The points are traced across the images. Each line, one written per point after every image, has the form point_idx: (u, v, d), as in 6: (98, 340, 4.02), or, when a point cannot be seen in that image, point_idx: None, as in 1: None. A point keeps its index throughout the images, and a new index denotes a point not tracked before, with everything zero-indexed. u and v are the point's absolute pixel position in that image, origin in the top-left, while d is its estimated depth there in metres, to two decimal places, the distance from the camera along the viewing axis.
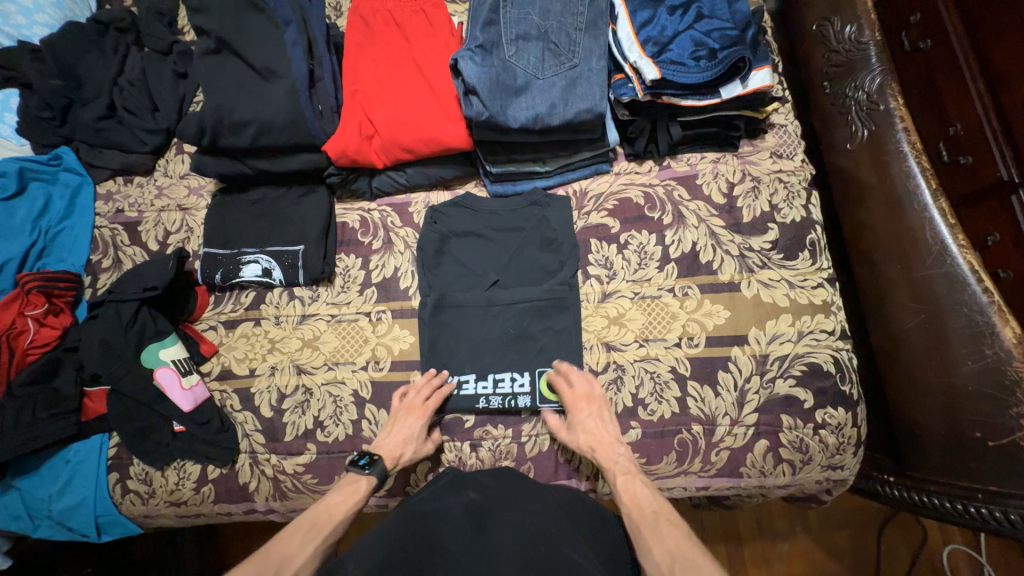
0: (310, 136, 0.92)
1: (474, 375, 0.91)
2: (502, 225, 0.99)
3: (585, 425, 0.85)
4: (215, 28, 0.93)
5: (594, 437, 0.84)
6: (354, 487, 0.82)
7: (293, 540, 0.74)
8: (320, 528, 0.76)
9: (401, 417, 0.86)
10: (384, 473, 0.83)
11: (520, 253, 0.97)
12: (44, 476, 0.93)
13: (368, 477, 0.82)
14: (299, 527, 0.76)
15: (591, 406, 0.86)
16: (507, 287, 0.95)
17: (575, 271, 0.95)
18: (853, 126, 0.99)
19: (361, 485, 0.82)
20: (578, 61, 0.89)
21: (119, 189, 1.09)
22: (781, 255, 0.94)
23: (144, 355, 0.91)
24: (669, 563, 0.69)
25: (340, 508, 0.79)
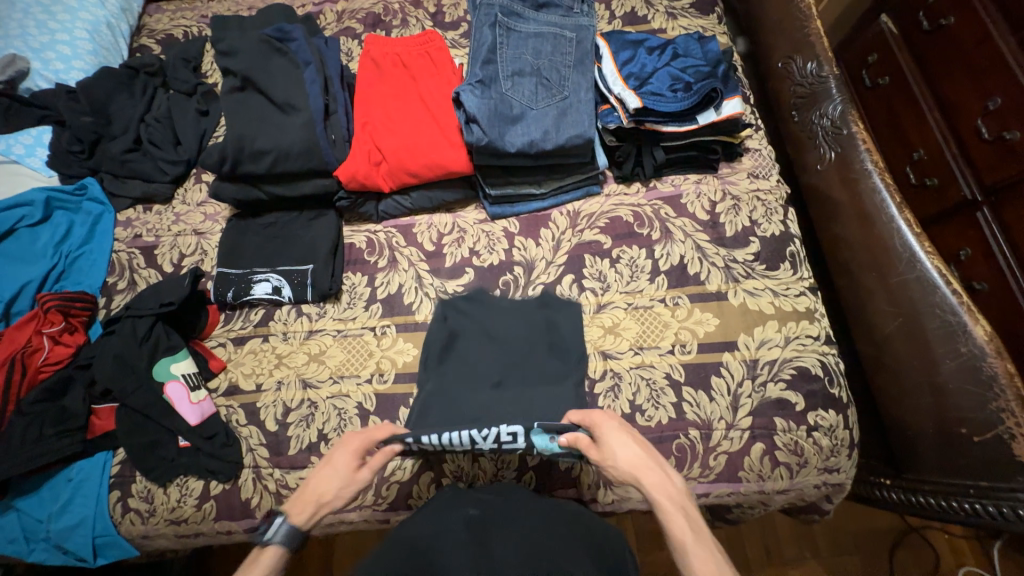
0: (323, 162, 1.00)
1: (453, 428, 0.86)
2: (512, 328, 0.99)
3: (618, 450, 0.74)
4: (241, 68, 1.03)
5: (630, 459, 0.73)
6: (261, 556, 0.69)
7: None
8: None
9: (335, 455, 0.80)
10: (295, 531, 0.71)
11: (527, 358, 0.96)
12: (45, 496, 0.92)
13: (276, 542, 0.70)
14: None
15: (615, 440, 0.75)
16: (509, 389, 0.93)
17: (582, 379, 0.94)
18: (821, 149, 1.08)
19: (263, 553, 0.70)
20: (568, 94, 0.99)
21: (139, 216, 1.15)
22: (763, 265, 1.00)
23: (156, 369, 0.94)
24: None
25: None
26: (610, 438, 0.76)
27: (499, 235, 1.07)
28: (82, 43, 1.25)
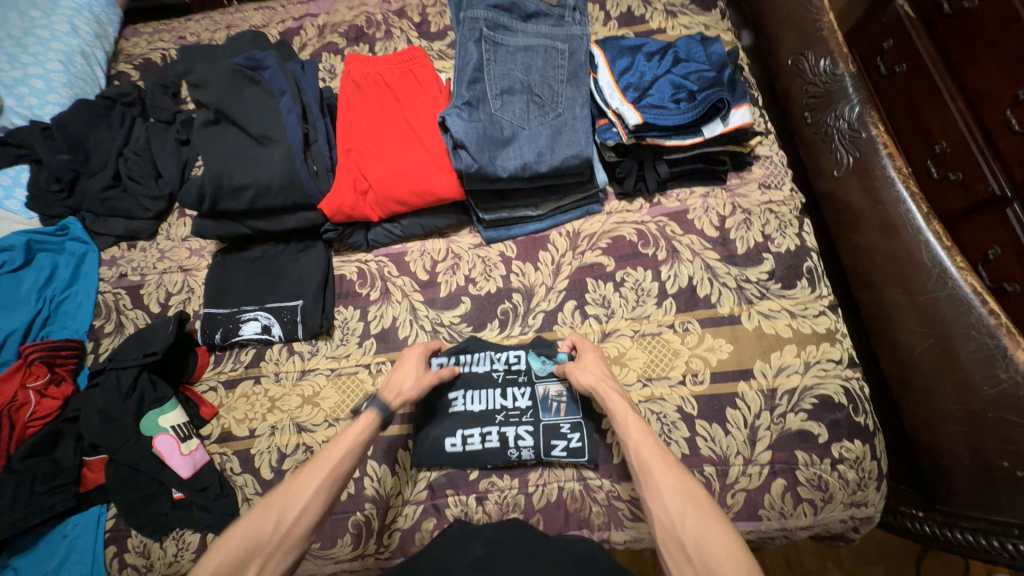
0: (306, 195, 0.95)
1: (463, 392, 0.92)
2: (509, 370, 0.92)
3: (591, 368, 0.84)
4: (215, 99, 0.97)
5: (599, 377, 0.82)
6: (354, 424, 0.77)
7: (302, 480, 0.70)
8: (325, 465, 0.72)
9: (405, 359, 0.88)
10: (386, 409, 0.80)
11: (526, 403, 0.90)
12: (40, 553, 0.90)
13: (370, 414, 0.79)
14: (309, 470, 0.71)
15: (586, 356, 0.87)
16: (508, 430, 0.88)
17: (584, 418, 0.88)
18: (837, 153, 1.01)
19: (362, 420, 0.78)
20: (561, 110, 0.92)
21: (123, 255, 1.12)
22: (778, 284, 0.93)
23: (143, 423, 0.90)
24: (680, 510, 0.64)
25: (343, 444, 0.74)
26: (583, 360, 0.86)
27: (495, 261, 1.02)
28: (56, 74, 1.20)
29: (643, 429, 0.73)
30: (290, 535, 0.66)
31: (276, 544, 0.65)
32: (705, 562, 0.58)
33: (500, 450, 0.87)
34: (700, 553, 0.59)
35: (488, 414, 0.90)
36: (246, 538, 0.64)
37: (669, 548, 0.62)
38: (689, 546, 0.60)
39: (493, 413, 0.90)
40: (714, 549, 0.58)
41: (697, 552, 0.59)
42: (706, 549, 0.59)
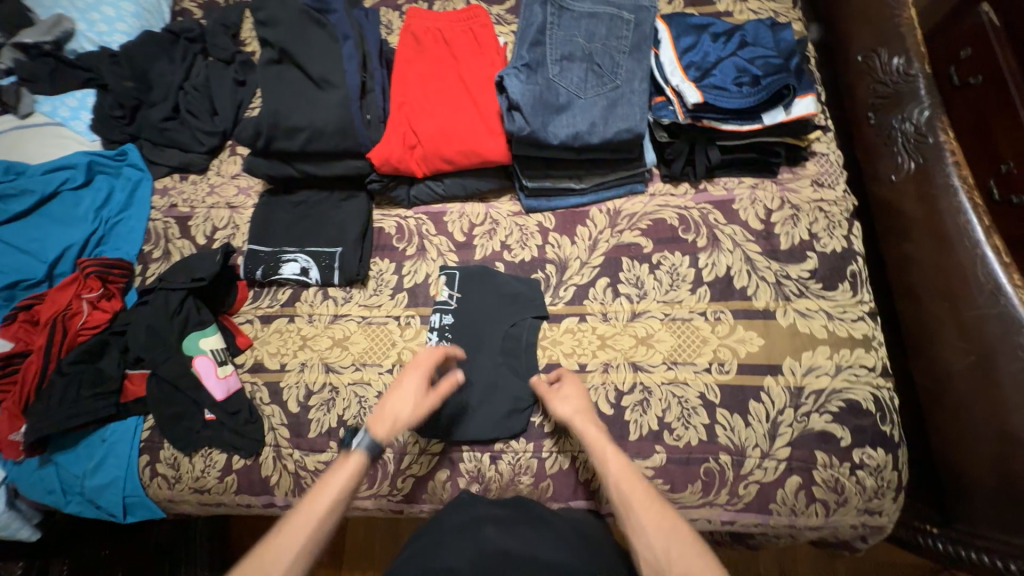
0: (357, 143, 0.96)
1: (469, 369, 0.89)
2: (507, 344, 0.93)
3: (572, 399, 0.83)
4: (279, 39, 0.99)
5: (574, 408, 0.81)
6: (342, 466, 0.71)
7: (278, 547, 0.62)
8: (309, 518, 0.65)
9: (400, 387, 0.80)
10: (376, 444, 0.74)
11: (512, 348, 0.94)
12: (80, 453, 0.96)
13: (361, 451, 0.72)
14: (281, 526, 0.65)
15: (570, 386, 0.85)
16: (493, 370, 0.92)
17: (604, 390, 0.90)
18: (899, 158, 0.97)
19: (351, 461, 0.71)
20: (620, 83, 0.91)
21: (175, 185, 1.16)
22: (819, 284, 0.91)
23: (186, 343, 0.95)
24: (664, 546, 0.62)
25: (331, 486, 0.69)
26: (562, 390, 0.84)
27: (533, 230, 1.02)
28: (126, 4, 1.24)
29: (622, 462, 0.72)
30: None
31: None
32: None
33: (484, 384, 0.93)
34: None
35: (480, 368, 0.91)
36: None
37: None
38: None
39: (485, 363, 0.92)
40: None
41: None
42: None
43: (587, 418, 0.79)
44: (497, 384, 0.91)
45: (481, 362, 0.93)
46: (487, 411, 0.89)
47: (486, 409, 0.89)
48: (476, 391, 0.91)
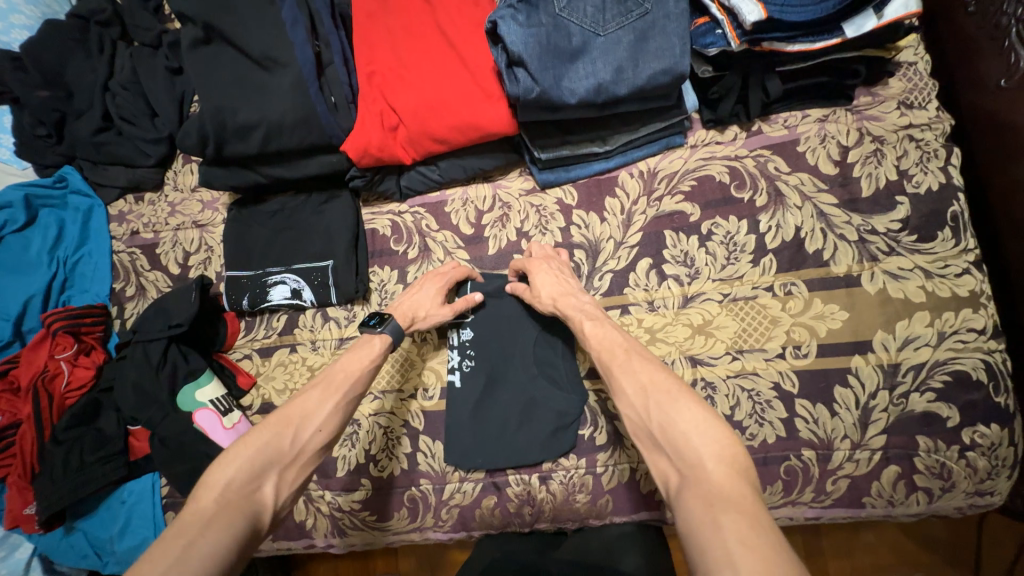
0: (325, 135, 0.78)
1: (504, 407, 0.82)
2: (543, 358, 0.82)
3: (548, 283, 0.76)
4: (201, 11, 0.77)
5: (553, 286, 0.75)
6: (368, 346, 0.74)
7: (310, 401, 0.67)
8: (339, 385, 0.69)
9: (423, 288, 0.81)
10: (399, 328, 0.76)
11: (548, 367, 0.82)
12: (104, 518, 0.89)
13: (383, 334, 0.75)
14: (313, 387, 0.69)
15: (543, 267, 0.77)
16: (537, 398, 0.81)
17: None
18: (1011, 53, 0.70)
19: (375, 342, 0.74)
20: (649, 6, 0.69)
21: (132, 209, 1.00)
22: (913, 236, 0.74)
23: (180, 398, 0.85)
24: (641, 397, 0.58)
25: (356, 366, 0.72)
26: (537, 277, 0.77)
27: (552, 210, 0.85)
28: None
29: (602, 331, 0.68)
30: (304, 452, 0.64)
31: (293, 456, 0.63)
32: (671, 445, 0.52)
33: (526, 428, 0.80)
34: (667, 437, 0.53)
35: (519, 398, 0.81)
36: (260, 455, 0.61)
37: (641, 439, 0.57)
38: (655, 429, 0.55)
39: (523, 393, 0.81)
40: (681, 426, 0.52)
41: (663, 436, 0.53)
42: (672, 432, 0.53)
43: (565, 297, 0.74)
44: (534, 398, 0.81)
45: (513, 376, 0.82)
46: (530, 430, 0.80)
47: (529, 426, 0.80)
48: (514, 410, 0.81)
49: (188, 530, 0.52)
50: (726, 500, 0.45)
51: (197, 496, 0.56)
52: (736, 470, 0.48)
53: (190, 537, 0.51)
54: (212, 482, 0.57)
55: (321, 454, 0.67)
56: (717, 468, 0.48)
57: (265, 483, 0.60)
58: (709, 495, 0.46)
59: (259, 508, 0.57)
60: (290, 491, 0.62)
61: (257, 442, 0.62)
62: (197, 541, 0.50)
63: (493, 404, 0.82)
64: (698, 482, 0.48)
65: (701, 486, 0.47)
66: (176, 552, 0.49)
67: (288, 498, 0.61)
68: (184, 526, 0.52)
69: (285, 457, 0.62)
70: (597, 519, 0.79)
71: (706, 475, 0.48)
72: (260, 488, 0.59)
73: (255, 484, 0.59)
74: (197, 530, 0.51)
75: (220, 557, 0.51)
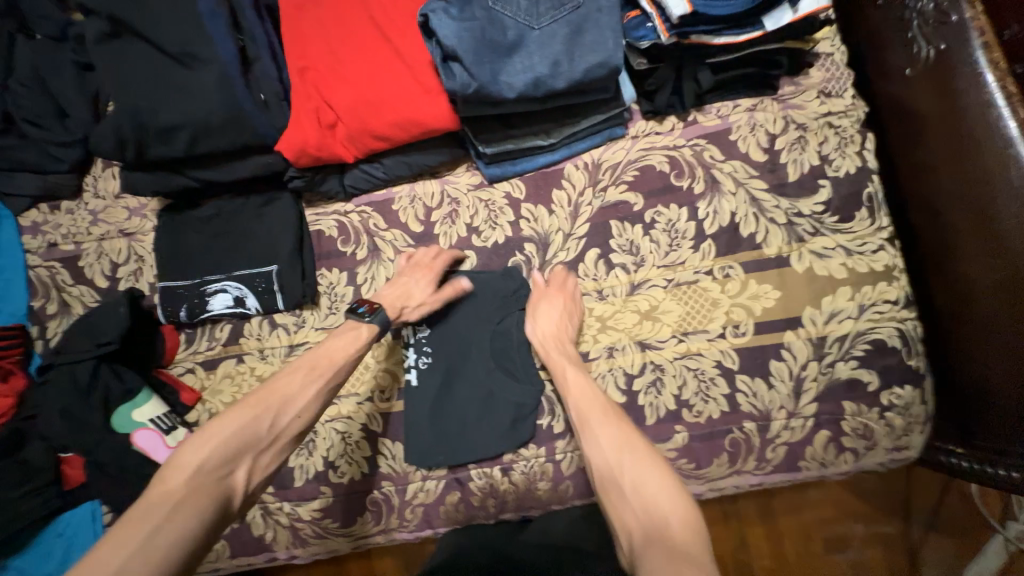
0: (258, 135, 0.74)
1: (463, 401, 0.82)
2: (501, 350, 0.83)
3: (543, 320, 0.78)
4: (109, 2, 0.71)
5: (552, 330, 0.78)
6: (354, 334, 0.73)
7: (290, 382, 0.66)
8: (320, 371, 0.68)
9: (412, 280, 0.79)
10: (387, 320, 0.75)
11: (506, 358, 0.83)
12: (39, 553, 0.83)
13: (374, 323, 0.74)
14: (295, 369, 0.67)
15: (545, 304, 0.79)
16: (495, 389, 0.81)
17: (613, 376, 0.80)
18: (913, 46, 0.75)
19: (362, 332, 0.73)
20: (581, 0, 0.70)
21: (47, 219, 0.92)
22: (835, 217, 0.80)
23: (116, 420, 0.80)
24: (616, 453, 0.63)
25: (341, 352, 0.70)
26: (540, 308, 0.79)
27: (501, 204, 0.85)
28: None
29: (585, 382, 0.73)
30: (281, 438, 0.64)
31: (270, 441, 0.62)
32: (642, 503, 0.57)
33: (486, 419, 0.81)
34: (638, 497, 0.58)
35: (479, 391, 0.82)
36: (236, 438, 0.60)
37: (607, 491, 0.61)
38: (627, 484, 0.60)
39: (482, 386, 0.82)
40: (652, 488, 0.57)
41: (633, 494, 0.58)
42: (643, 490, 0.58)
43: (555, 344, 0.77)
44: (493, 392, 0.81)
45: (470, 372, 0.82)
46: (489, 423, 0.81)
47: (489, 420, 0.81)
48: (473, 405, 0.82)
49: (156, 512, 0.52)
50: (687, 556, 0.50)
51: (166, 476, 0.56)
52: (694, 530, 0.53)
53: (157, 521, 0.52)
54: (183, 461, 0.57)
55: (299, 437, 0.66)
56: (680, 527, 0.53)
57: (238, 468, 0.59)
58: (672, 550, 0.51)
59: (228, 492, 0.57)
60: (264, 474, 0.62)
61: (232, 427, 0.60)
62: (164, 525, 0.51)
63: (452, 399, 0.82)
64: (662, 539, 0.53)
65: (666, 543, 0.52)
66: (141, 535, 0.50)
67: (260, 481, 0.62)
68: (154, 505, 0.53)
69: (260, 443, 0.61)
70: (558, 505, 0.82)
71: (670, 533, 0.53)
72: (231, 473, 0.59)
73: (228, 469, 0.58)
74: (164, 514, 0.52)
75: (186, 544, 0.52)
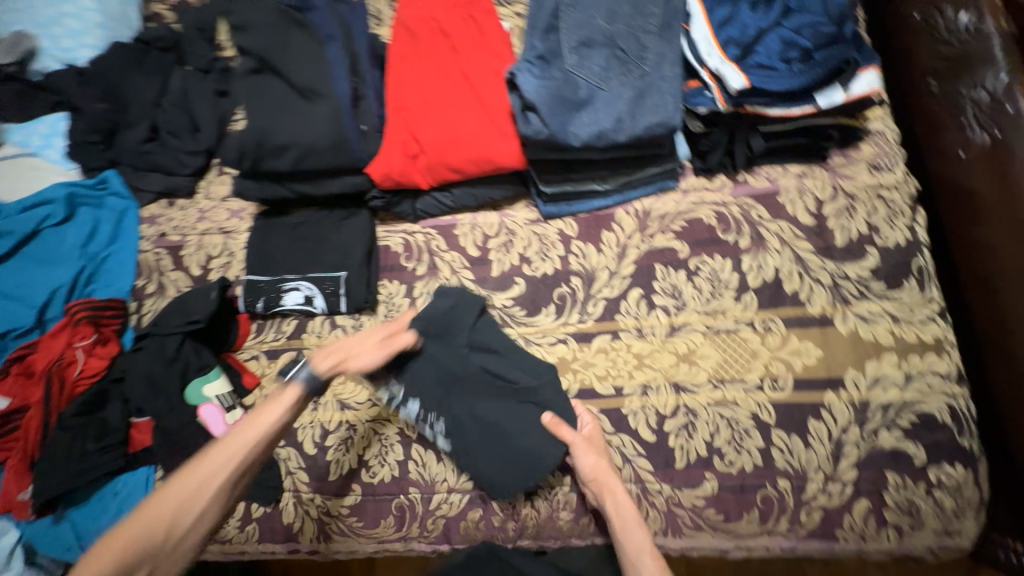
0: (353, 159, 0.86)
1: (475, 422, 0.83)
2: (492, 364, 0.85)
3: (594, 457, 0.78)
4: (257, 45, 0.87)
5: (602, 474, 0.77)
6: (280, 399, 0.73)
7: (200, 469, 0.65)
8: (233, 460, 0.67)
9: (356, 340, 0.81)
10: (314, 378, 0.75)
11: (500, 371, 0.85)
12: (93, 510, 0.90)
13: (295, 385, 0.74)
14: (217, 451, 0.67)
15: (595, 439, 0.80)
16: (499, 404, 0.84)
17: (648, 414, 0.82)
18: (968, 131, 0.79)
19: (285, 395, 0.73)
20: (648, 69, 0.79)
21: (163, 213, 1.07)
22: (882, 284, 0.81)
23: (187, 392, 0.89)
24: None
25: (258, 430, 0.70)
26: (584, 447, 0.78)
27: (554, 239, 0.92)
28: (89, 13, 1.12)
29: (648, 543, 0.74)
30: (184, 536, 0.64)
31: (172, 546, 0.63)
32: None
33: (504, 433, 0.82)
34: None
35: (485, 406, 0.84)
36: (139, 532, 0.61)
37: None
38: None
39: (487, 400, 0.84)
40: None
41: None
42: None
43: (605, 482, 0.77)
44: (512, 419, 0.83)
45: (477, 396, 0.84)
46: (511, 442, 0.82)
47: (507, 446, 0.82)
48: (492, 431, 0.83)
49: None
50: None
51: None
52: None
53: None
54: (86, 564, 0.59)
55: (203, 543, 0.66)
56: None
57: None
58: None
59: None
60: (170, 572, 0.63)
61: (136, 532, 0.61)
62: None
63: (462, 419, 0.83)
64: None
65: None
66: None
67: None
68: None
69: (166, 546, 0.62)
70: (579, 539, 0.82)
71: None
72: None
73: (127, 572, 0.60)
74: None
75: None
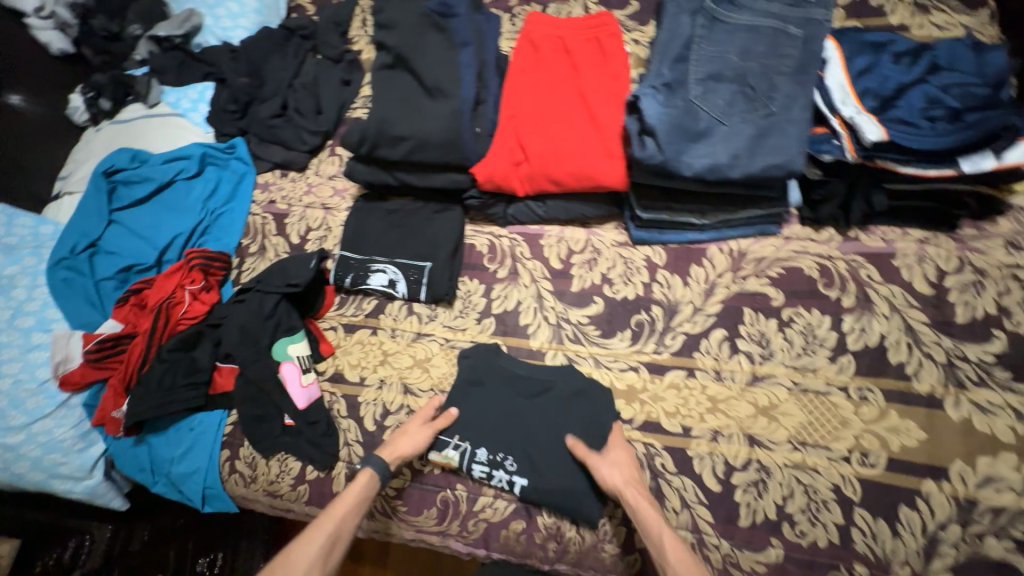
0: (462, 157, 0.90)
1: (523, 445, 0.82)
2: (534, 387, 0.86)
3: (616, 465, 0.76)
4: (397, 43, 0.95)
5: (626, 482, 0.74)
6: (356, 482, 0.79)
7: (298, 552, 0.72)
8: (328, 535, 0.73)
9: (406, 431, 0.84)
10: (383, 466, 0.80)
11: (541, 395, 0.85)
12: (170, 439, 0.97)
13: (368, 470, 0.79)
14: (308, 539, 0.73)
15: (617, 451, 0.78)
16: (543, 427, 0.83)
17: (716, 463, 0.77)
18: None
19: (361, 478, 0.79)
20: (775, 110, 0.77)
21: (275, 181, 1.17)
22: (1007, 373, 0.73)
23: (276, 347, 0.95)
24: None
25: (342, 508, 0.76)
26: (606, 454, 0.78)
27: (639, 265, 0.91)
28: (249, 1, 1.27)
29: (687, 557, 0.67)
30: None
31: None
32: None
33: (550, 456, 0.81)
34: None
35: (530, 429, 0.83)
36: None
37: None
38: None
39: (530, 423, 0.84)
40: None
41: None
42: None
43: (633, 488, 0.74)
44: (555, 442, 0.82)
45: (525, 420, 0.84)
46: (560, 468, 0.80)
47: (556, 471, 0.80)
48: (544, 444, 0.82)
49: None
50: None
51: None
52: None
53: None
54: None
55: None
56: None
57: None
58: None
59: None
60: None
61: None
62: None
63: (512, 440, 0.83)
64: None
65: None
66: None
67: None
68: None
69: None
70: None
71: None
72: None
73: None
74: None
75: None
